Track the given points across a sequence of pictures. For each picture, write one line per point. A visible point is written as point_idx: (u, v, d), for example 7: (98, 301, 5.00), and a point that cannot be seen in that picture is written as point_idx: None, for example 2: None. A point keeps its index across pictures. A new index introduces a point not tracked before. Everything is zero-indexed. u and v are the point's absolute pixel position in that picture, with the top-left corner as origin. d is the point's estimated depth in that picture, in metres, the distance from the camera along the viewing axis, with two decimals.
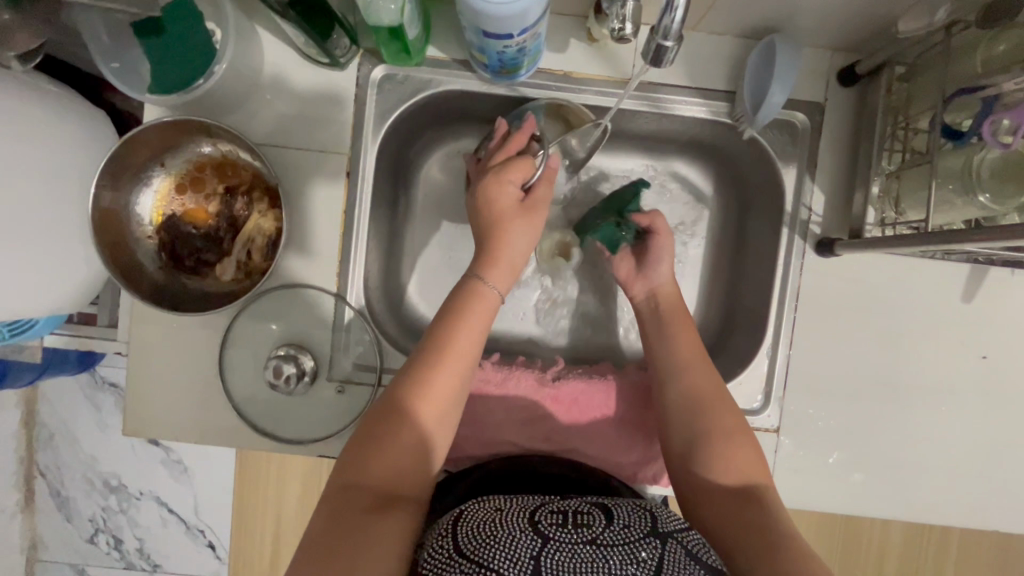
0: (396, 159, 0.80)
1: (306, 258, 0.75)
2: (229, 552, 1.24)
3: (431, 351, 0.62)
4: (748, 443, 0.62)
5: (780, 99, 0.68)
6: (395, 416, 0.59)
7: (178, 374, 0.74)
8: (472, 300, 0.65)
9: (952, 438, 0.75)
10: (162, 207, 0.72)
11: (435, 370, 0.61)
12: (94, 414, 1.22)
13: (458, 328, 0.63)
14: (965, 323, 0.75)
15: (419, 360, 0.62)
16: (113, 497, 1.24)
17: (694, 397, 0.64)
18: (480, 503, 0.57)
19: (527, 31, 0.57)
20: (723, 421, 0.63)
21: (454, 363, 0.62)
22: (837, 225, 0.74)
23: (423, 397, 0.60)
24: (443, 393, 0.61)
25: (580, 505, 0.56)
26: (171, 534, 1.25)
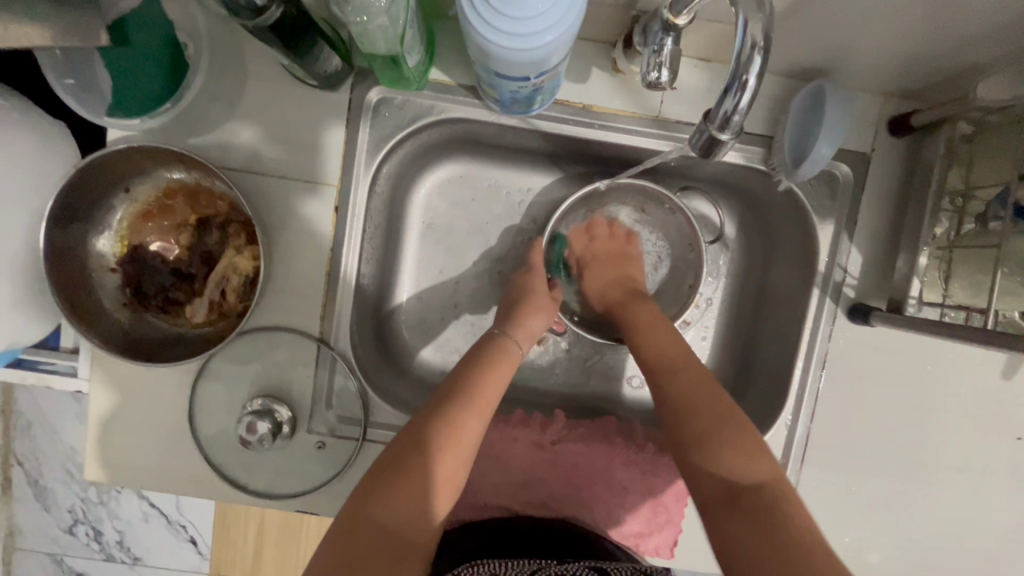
0: (391, 187, 0.72)
1: (287, 298, 0.67)
2: (212, 548, 1.17)
3: (457, 398, 0.56)
4: (744, 434, 0.53)
5: (827, 154, 0.60)
6: (416, 457, 0.51)
7: (146, 418, 0.68)
8: (497, 356, 0.63)
9: (976, 521, 0.70)
10: (129, 237, 0.65)
11: (463, 418, 0.55)
12: (74, 405, 1.10)
13: (481, 374, 0.59)
14: (1001, 399, 0.69)
15: (441, 405, 0.56)
16: (92, 488, 1.13)
17: (684, 398, 0.57)
18: (470, 568, 0.54)
19: (546, 73, 0.50)
20: (713, 417, 0.55)
21: (481, 412, 0.56)
22: (873, 289, 0.68)
23: (442, 441, 0.52)
24: (468, 442, 0.54)
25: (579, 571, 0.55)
26: (153, 530, 1.15)
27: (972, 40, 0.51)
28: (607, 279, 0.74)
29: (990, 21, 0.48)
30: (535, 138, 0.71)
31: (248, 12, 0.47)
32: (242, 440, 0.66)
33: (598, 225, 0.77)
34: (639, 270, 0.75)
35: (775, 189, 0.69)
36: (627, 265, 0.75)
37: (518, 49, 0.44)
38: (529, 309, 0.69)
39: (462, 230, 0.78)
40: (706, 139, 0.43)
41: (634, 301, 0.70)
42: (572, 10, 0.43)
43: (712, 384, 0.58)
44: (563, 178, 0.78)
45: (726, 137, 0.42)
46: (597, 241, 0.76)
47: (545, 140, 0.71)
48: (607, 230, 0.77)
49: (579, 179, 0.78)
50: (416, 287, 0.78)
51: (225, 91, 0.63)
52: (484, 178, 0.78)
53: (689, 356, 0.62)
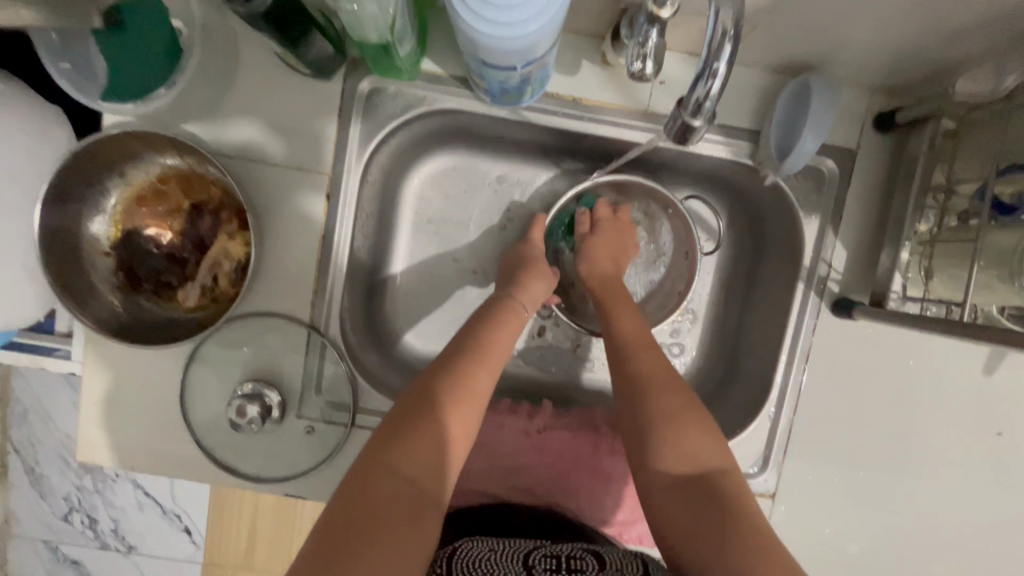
0: (384, 176, 0.73)
1: (278, 284, 0.68)
2: (206, 537, 1.17)
3: (466, 355, 0.56)
4: (702, 421, 0.53)
5: (811, 148, 0.61)
6: (428, 409, 0.51)
7: (138, 401, 0.69)
8: (504, 315, 0.63)
9: (955, 514, 0.71)
10: (122, 221, 0.66)
11: (473, 373, 0.55)
12: (71, 394, 1.11)
13: (488, 332, 0.60)
14: (982, 396, 0.70)
15: (449, 361, 0.56)
16: (88, 476, 1.14)
17: (641, 378, 0.57)
18: (473, 541, 0.58)
19: (532, 63, 0.51)
20: (674, 402, 0.55)
21: (491, 368, 0.56)
22: (856, 283, 0.68)
23: (450, 392, 0.52)
24: (480, 394, 0.54)
25: (572, 551, 0.57)
26: (148, 519, 1.16)
27: (952, 36, 0.52)
28: (603, 258, 0.72)
29: (970, 19, 0.49)
30: (526, 130, 0.72)
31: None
32: (232, 423, 0.67)
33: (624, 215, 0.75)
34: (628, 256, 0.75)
35: (762, 184, 0.70)
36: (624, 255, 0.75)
37: (505, 37, 0.45)
38: (534, 273, 0.68)
39: (455, 221, 0.79)
40: (682, 126, 0.45)
41: (614, 285, 0.69)
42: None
43: (672, 369, 0.58)
44: (554, 171, 0.79)
45: (700, 121, 0.44)
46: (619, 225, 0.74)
47: (536, 133, 0.72)
48: (628, 225, 0.75)
49: (570, 170, 0.79)
50: (408, 276, 0.80)
51: (220, 79, 0.64)
52: (475, 170, 0.78)
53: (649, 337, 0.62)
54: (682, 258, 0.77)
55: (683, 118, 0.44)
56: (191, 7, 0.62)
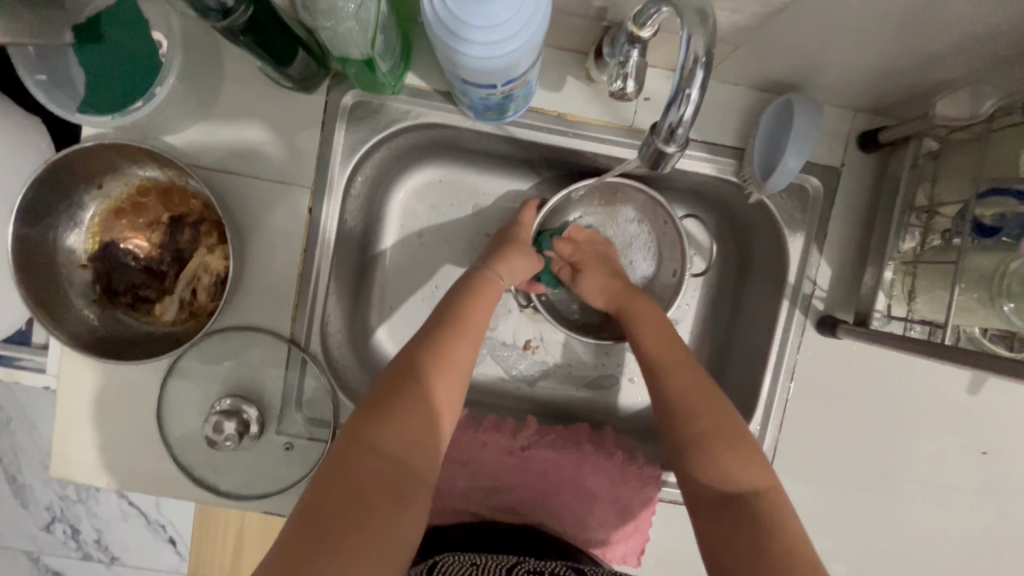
0: (369, 189, 0.73)
1: (259, 297, 0.68)
2: (190, 548, 1.16)
3: (445, 327, 0.55)
4: (738, 437, 0.52)
5: (795, 166, 0.61)
6: (411, 383, 0.49)
7: (114, 415, 0.68)
8: (480, 287, 0.61)
9: (939, 533, 0.70)
10: (99, 233, 0.65)
11: (451, 344, 0.53)
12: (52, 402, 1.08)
13: (468, 303, 0.58)
14: (968, 414, 0.69)
15: (431, 334, 0.54)
16: (71, 486, 1.12)
17: (683, 397, 0.55)
18: (454, 555, 0.58)
19: (513, 81, 0.51)
20: (716, 422, 0.53)
21: (470, 341, 0.55)
22: (841, 301, 0.68)
23: (435, 365, 0.51)
24: (459, 366, 0.53)
25: (555, 568, 0.57)
26: (132, 529, 1.14)
27: (932, 60, 0.52)
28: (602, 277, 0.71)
29: (948, 44, 0.49)
30: (512, 145, 0.71)
31: (215, 15, 0.47)
32: (208, 440, 0.66)
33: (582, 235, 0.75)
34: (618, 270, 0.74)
35: (747, 201, 0.70)
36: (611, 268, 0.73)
37: (482, 56, 0.44)
38: (516, 250, 0.67)
39: (440, 235, 0.79)
40: (656, 151, 0.44)
41: (631, 296, 0.69)
42: (534, 21, 0.43)
43: (709, 385, 0.56)
44: (541, 186, 0.79)
45: (673, 147, 0.43)
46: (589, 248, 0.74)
47: (522, 148, 0.71)
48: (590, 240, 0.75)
49: (556, 184, 0.79)
50: (392, 289, 0.79)
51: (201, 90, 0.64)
52: (462, 184, 0.78)
53: (683, 352, 0.60)
54: (670, 276, 0.76)
55: (657, 145, 0.44)
56: None
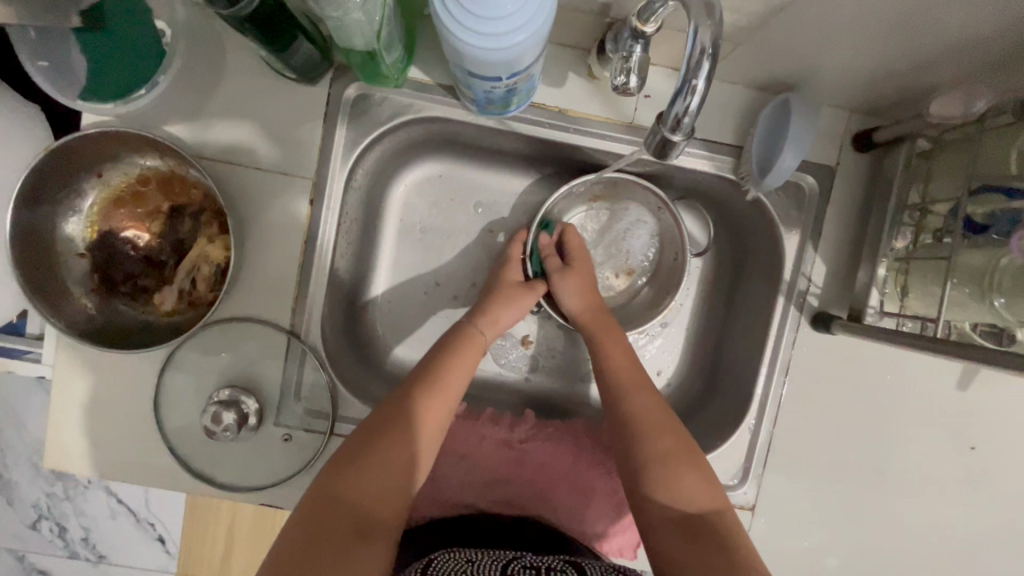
0: (369, 182, 0.73)
1: (259, 288, 0.67)
2: (180, 547, 1.14)
3: (419, 384, 0.59)
4: (696, 462, 0.57)
5: (792, 165, 0.62)
6: (376, 437, 0.53)
7: (110, 406, 0.68)
8: (461, 343, 0.64)
9: (929, 526, 0.72)
10: (98, 221, 0.64)
11: (423, 401, 0.57)
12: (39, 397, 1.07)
13: (448, 359, 0.61)
14: (957, 409, 0.71)
15: (407, 390, 0.58)
16: (58, 483, 1.11)
17: (635, 423, 0.60)
18: (449, 552, 0.57)
19: (518, 74, 0.51)
20: (670, 444, 0.58)
21: (443, 398, 0.59)
22: (835, 298, 0.69)
23: (402, 423, 0.55)
24: (428, 424, 0.57)
25: (553, 563, 0.57)
26: (121, 527, 1.13)
27: (926, 63, 0.53)
28: (584, 289, 0.71)
29: (943, 47, 0.50)
30: (513, 140, 0.72)
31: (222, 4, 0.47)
32: (207, 431, 0.65)
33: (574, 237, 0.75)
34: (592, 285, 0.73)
35: (744, 198, 0.71)
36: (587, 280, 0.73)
37: (489, 48, 0.45)
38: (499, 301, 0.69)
39: (439, 229, 0.79)
40: (662, 141, 0.46)
41: (601, 318, 0.69)
42: (541, 13, 0.44)
43: (665, 412, 0.61)
44: (541, 182, 0.80)
45: (679, 136, 0.45)
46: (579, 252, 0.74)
47: (523, 143, 0.72)
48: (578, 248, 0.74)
49: (556, 180, 0.79)
50: (392, 282, 0.79)
51: (203, 79, 0.64)
52: (463, 178, 0.79)
53: (639, 373, 0.64)
54: (673, 263, 0.76)
55: (663, 135, 0.45)
56: (177, 10, 0.62)
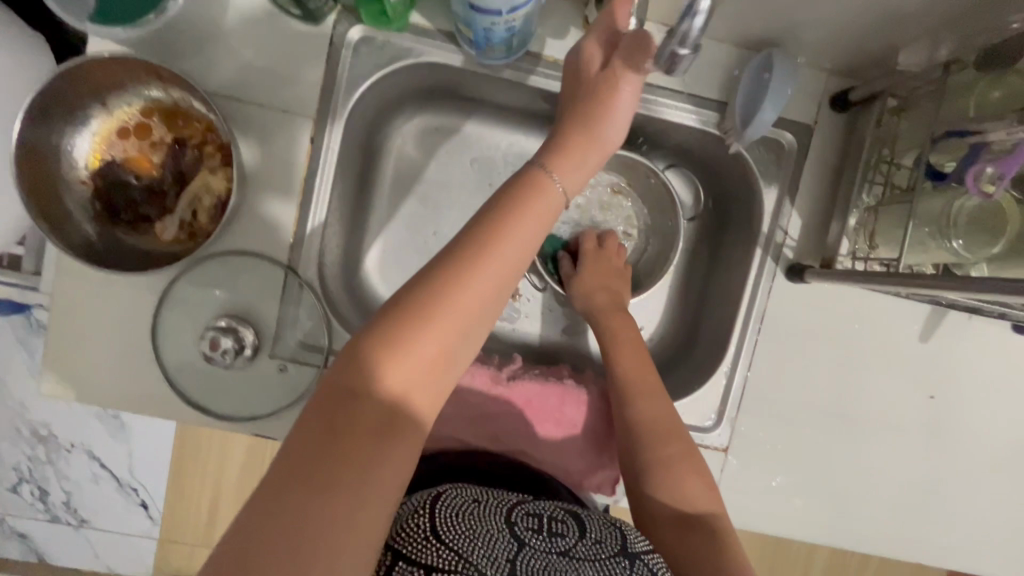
0: (368, 127, 0.75)
1: (258, 223, 0.69)
2: (163, 511, 1.15)
3: (476, 248, 0.46)
4: (699, 468, 0.61)
5: (770, 118, 0.66)
6: (422, 313, 0.43)
7: (104, 337, 0.69)
8: (527, 201, 0.50)
9: (889, 470, 0.76)
10: (101, 150, 0.66)
11: (477, 272, 0.45)
12: (24, 360, 1.07)
13: (511, 222, 0.48)
14: (919, 359, 0.75)
15: (461, 255, 0.45)
16: (40, 447, 1.11)
17: (642, 428, 0.63)
18: (457, 490, 0.56)
19: (518, 8, 0.55)
20: (676, 451, 0.61)
21: (501, 270, 0.46)
22: (810, 250, 0.73)
23: (453, 298, 0.44)
24: (482, 301, 0.45)
25: (556, 512, 0.57)
26: (103, 491, 1.14)
27: (898, 19, 0.57)
28: (595, 285, 0.75)
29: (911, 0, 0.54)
30: (509, 90, 0.75)
31: None
32: (205, 356, 0.69)
33: (608, 241, 0.80)
34: (624, 285, 0.77)
35: (727, 154, 0.74)
36: (616, 281, 0.77)
37: None
38: (581, 143, 0.59)
39: (435, 181, 0.83)
40: (670, 54, 0.52)
41: (616, 317, 0.72)
42: None
43: (672, 417, 0.63)
44: (533, 138, 0.83)
45: (686, 50, 0.51)
46: (603, 254, 0.79)
47: (518, 94, 0.75)
48: (614, 252, 0.79)
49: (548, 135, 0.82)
50: (387, 230, 0.82)
51: (209, 15, 0.66)
52: (458, 131, 0.82)
53: (651, 379, 0.66)
54: (668, 223, 0.82)
55: (673, 49, 0.51)
56: None
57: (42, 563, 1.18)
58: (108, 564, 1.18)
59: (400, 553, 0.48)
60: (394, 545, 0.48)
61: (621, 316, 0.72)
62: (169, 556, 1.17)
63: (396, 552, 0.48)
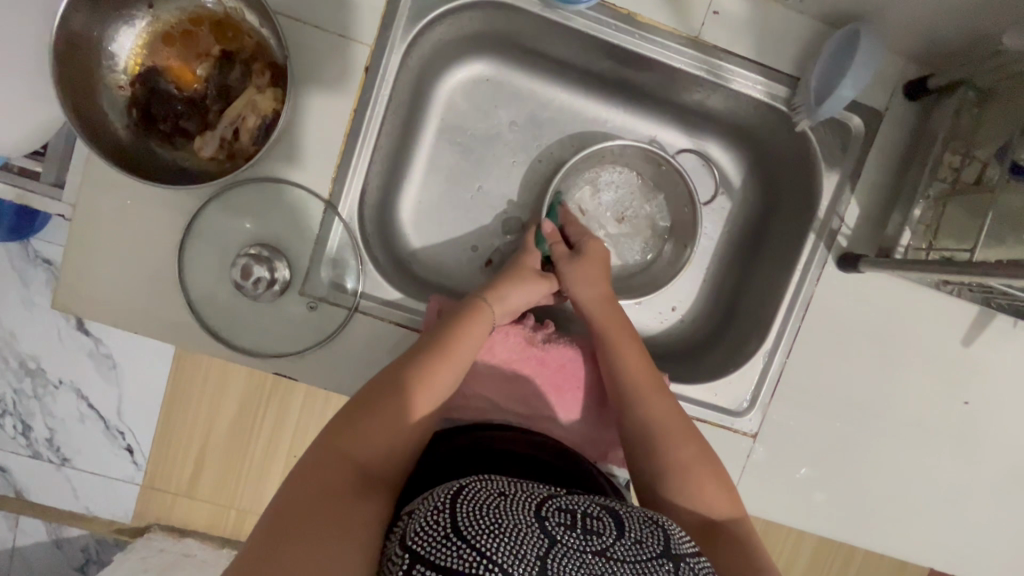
0: (421, 67, 0.72)
1: (300, 153, 0.66)
2: (148, 459, 1.11)
3: (433, 347, 0.60)
4: (716, 470, 0.59)
5: (849, 95, 0.64)
6: (384, 398, 0.55)
7: (125, 256, 0.65)
8: (475, 316, 0.65)
9: (913, 475, 0.75)
10: (141, 57, 0.62)
11: (433, 366, 0.59)
12: (17, 288, 1.04)
13: (465, 328, 0.63)
14: (957, 363, 0.74)
15: (418, 358, 0.59)
16: (28, 380, 1.08)
17: (651, 431, 0.61)
18: (483, 481, 0.48)
19: None
20: (691, 453, 0.59)
21: (450, 367, 0.60)
22: (864, 241, 0.71)
23: (413, 388, 0.56)
24: (434, 391, 0.58)
25: (589, 507, 0.47)
26: (88, 432, 1.10)
27: None
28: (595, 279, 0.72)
29: None
30: (571, 44, 0.72)
31: None
32: (237, 285, 0.66)
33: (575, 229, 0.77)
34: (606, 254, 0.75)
35: (790, 132, 0.72)
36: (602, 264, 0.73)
37: None
38: (511, 280, 0.70)
39: (481, 134, 0.79)
40: None
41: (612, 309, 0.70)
42: None
43: (682, 417, 0.62)
44: (585, 99, 0.80)
45: None
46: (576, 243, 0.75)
47: (579, 48, 0.72)
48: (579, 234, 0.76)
49: (602, 98, 0.80)
50: (427, 179, 0.79)
51: None
52: (511, 83, 0.79)
53: (658, 380, 0.65)
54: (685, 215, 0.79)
55: None
56: None
57: (17, 499, 1.13)
58: (86, 505, 1.13)
59: (418, 557, 0.42)
60: (412, 548, 0.42)
61: (612, 306, 0.71)
62: (148, 507, 1.12)
63: (415, 556, 0.42)
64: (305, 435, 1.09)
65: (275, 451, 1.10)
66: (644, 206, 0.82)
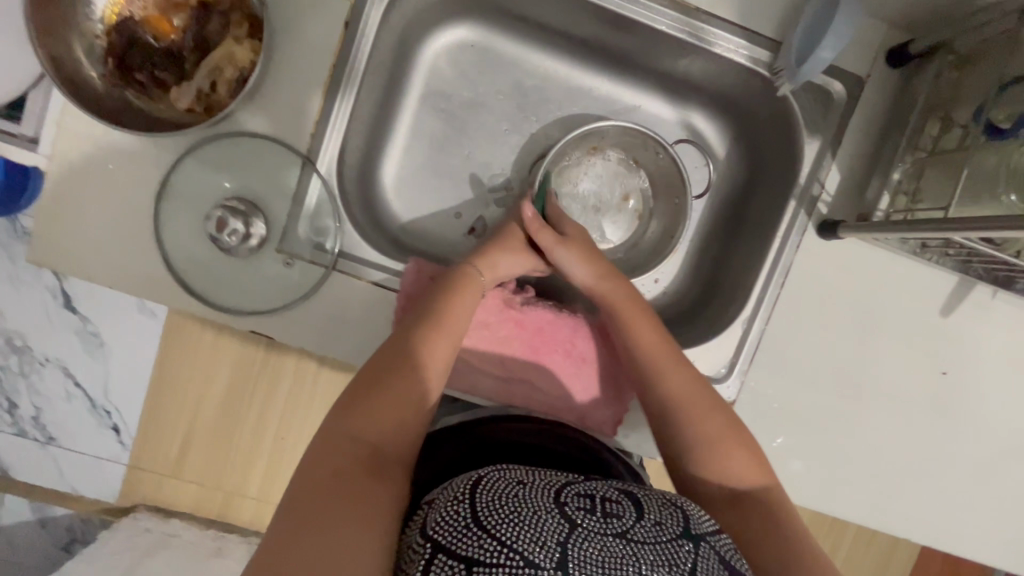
0: (404, 28, 0.72)
1: (279, 108, 0.66)
2: (134, 437, 1.09)
3: (430, 320, 0.59)
4: (742, 439, 0.58)
5: (829, 57, 0.64)
6: (385, 376, 0.53)
7: (102, 213, 0.64)
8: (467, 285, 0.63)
9: (893, 444, 0.75)
10: (119, 6, 0.62)
11: (429, 338, 0.57)
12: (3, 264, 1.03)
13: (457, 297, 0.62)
14: (937, 331, 0.74)
15: (415, 330, 0.58)
16: (14, 357, 1.07)
17: (675, 404, 0.60)
18: (500, 470, 0.47)
19: None
20: (714, 424, 0.59)
21: (446, 335, 0.58)
22: (846, 208, 0.71)
23: (412, 362, 0.55)
24: (434, 362, 0.56)
25: (607, 491, 0.46)
26: (74, 410, 1.08)
27: None
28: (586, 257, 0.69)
29: None
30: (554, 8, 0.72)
31: None
32: (212, 237, 0.66)
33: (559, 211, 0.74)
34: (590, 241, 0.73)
35: (773, 98, 0.72)
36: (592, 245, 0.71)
37: None
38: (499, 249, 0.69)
39: (466, 100, 0.79)
40: None
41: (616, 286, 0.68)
42: None
43: (703, 389, 0.61)
44: (570, 68, 0.80)
45: None
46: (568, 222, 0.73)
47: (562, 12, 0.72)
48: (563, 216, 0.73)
49: (587, 67, 0.79)
50: (410, 144, 0.78)
51: None
52: (494, 49, 0.78)
53: (676, 353, 0.64)
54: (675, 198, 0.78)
55: None
56: None
57: None
58: (70, 485, 1.11)
59: (440, 546, 0.41)
60: (434, 538, 0.41)
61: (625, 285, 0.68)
62: (135, 486, 1.11)
63: (437, 545, 0.41)
64: (290, 408, 1.09)
65: (261, 429, 1.09)
66: (634, 188, 0.82)
